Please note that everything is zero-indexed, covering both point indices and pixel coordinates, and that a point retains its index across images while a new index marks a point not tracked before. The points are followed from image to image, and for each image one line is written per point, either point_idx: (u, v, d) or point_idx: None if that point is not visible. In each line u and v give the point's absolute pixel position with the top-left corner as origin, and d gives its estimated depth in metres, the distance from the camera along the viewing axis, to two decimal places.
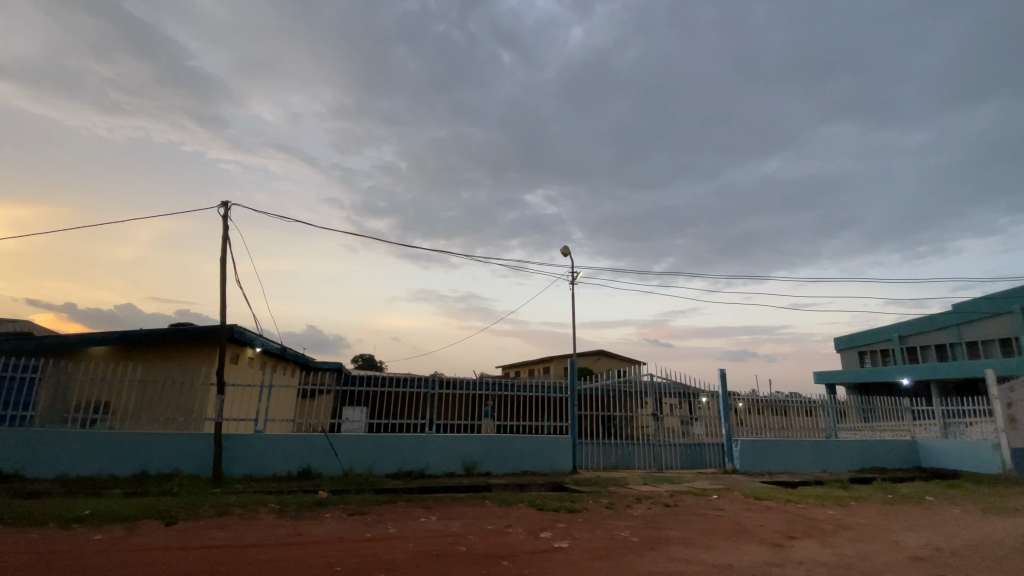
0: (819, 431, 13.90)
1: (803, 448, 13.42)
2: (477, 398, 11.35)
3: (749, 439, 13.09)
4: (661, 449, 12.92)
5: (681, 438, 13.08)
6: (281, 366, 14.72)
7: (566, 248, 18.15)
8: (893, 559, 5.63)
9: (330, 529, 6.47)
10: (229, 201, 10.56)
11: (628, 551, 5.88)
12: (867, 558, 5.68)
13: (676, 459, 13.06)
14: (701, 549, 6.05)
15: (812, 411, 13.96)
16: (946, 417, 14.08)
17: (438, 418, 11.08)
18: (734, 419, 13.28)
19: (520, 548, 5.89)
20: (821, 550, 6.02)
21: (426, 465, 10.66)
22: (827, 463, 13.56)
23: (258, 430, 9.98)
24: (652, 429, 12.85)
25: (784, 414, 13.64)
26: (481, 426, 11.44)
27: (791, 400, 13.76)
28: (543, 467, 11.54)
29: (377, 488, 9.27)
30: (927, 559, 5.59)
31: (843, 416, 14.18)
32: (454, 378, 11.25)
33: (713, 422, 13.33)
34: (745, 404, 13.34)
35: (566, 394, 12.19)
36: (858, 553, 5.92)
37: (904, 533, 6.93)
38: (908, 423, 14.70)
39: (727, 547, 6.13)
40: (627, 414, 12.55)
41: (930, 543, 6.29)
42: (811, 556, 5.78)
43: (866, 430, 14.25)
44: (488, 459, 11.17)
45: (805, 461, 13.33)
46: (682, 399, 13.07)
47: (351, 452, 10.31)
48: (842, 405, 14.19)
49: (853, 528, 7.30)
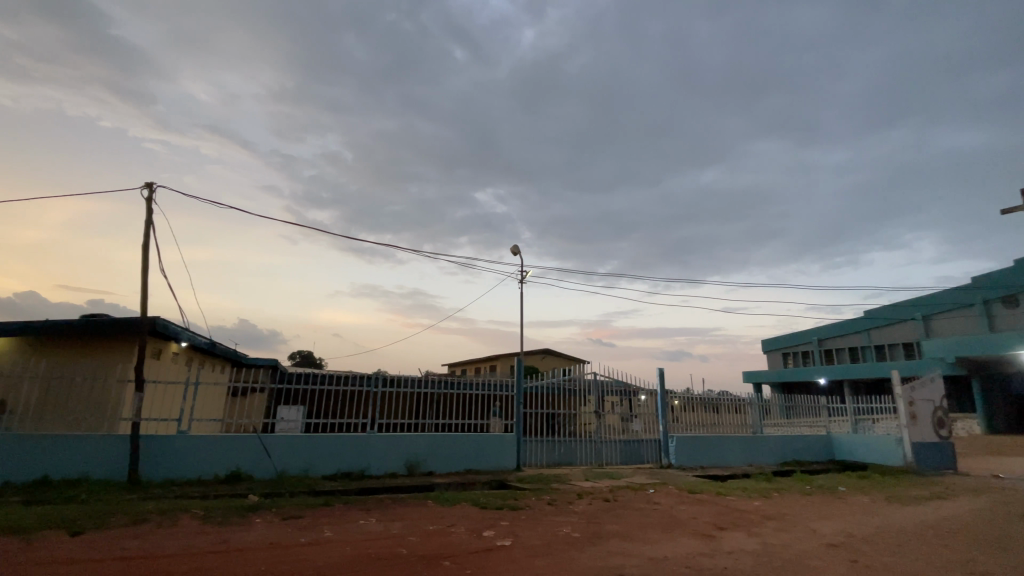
0: (746, 427, 14.84)
1: (732, 443, 14.23)
2: (421, 397, 11.14)
3: (684, 435, 13.75)
4: (602, 446, 13.21)
5: (621, 435, 13.42)
6: (209, 362, 13.75)
7: (516, 247, 18.09)
8: (811, 546, 6.05)
9: (259, 535, 6.07)
10: (154, 183, 9.70)
11: (568, 548, 5.95)
12: (789, 546, 6.06)
13: (616, 455, 13.38)
14: (637, 542, 6.22)
15: (740, 408, 14.88)
16: (856, 414, 15.35)
17: (380, 418, 10.77)
18: (670, 416, 13.93)
19: (461, 548, 5.81)
20: (747, 540, 6.37)
21: (367, 466, 10.33)
22: (754, 456, 14.45)
23: (182, 432, 9.26)
24: (594, 426, 13.11)
25: (715, 411, 14.47)
26: (425, 426, 11.22)
27: (722, 398, 14.63)
28: (486, 465, 11.48)
29: (313, 490, 8.86)
30: (840, 546, 6.05)
31: (767, 413, 15.20)
32: (399, 376, 11.00)
33: (651, 419, 13.84)
34: (680, 401, 14.07)
35: (512, 392, 12.19)
36: (780, 541, 6.31)
37: (819, 521, 7.50)
38: (824, 419, 15.91)
39: (663, 540, 6.35)
40: (570, 411, 12.79)
41: (842, 531, 6.82)
42: (738, 545, 6.10)
43: (787, 425, 15.33)
44: (431, 459, 10.97)
45: (735, 455, 14.14)
46: (622, 397, 13.47)
47: (286, 453, 9.78)
48: (768, 402, 15.20)
49: (777, 517, 7.79)
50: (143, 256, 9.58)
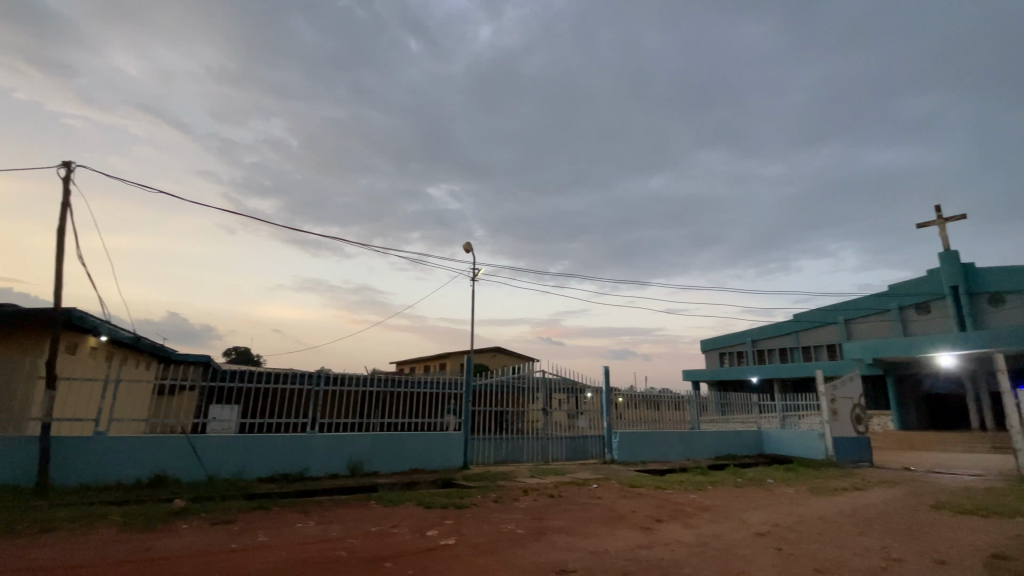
0: (684, 423, 15.51)
1: (671, 439, 14.82)
2: (366, 395, 10.84)
3: (627, 431, 14.21)
4: (549, 443, 13.36)
5: (567, 431, 13.65)
6: (132, 358, 12.75)
7: (469, 245, 17.92)
8: (741, 535, 6.40)
9: (186, 542, 5.69)
10: (72, 161, 8.86)
11: (512, 544, 5.97)
12: (721, 536, 6.38)
13: (562, 452, 13.56)
14: (579, 537, 6.35)
15: (680, 405, 15.54)
16: (784, 410, 16.41)
17: (322, 417, 10.39)
18: (614, 412, 14.34)
19: (404, 548, 5.70)
20: (683, 531, 6.65)
21: (307, 467, 9.94)
22: (691, 451, 15.11)
23: (100, 432, 8.53)
24: (541, 423, 13.26)
25: (657, 408, 15.04)
26: (370, 425, 10.93)
27: (663, 395, 15.24)
28: (433, 464, 11.33)
29: (247, 494, 8.41)
30: (767, 535, 6.44)
31: (705, 410, 15.96)
32: (343, 374, 10.65)
33: (596, 416, 14.19)
34: (624, 398, 14.51)
35: (461, 390, 12.10)
36: (713, 532, 6.64)
37: (748, 512, 7.96)
38: (756, 416, 16.90)
39: (605, 534, 6.51)
40: (518, 409, 12.87)
41: (768, 520, 7.27)
42: (674, 537, 6.35)
43: (722, 421, 16.18)
44: (375, 459, 10.70)
45: (674, 450, 14.73)
46: (569, 394, 13.72)
47: (218, 454, 9.23)
48: (705, 399, 15.97)
49: (710, 509, 8.18)
50: (58, 241, 8.73)
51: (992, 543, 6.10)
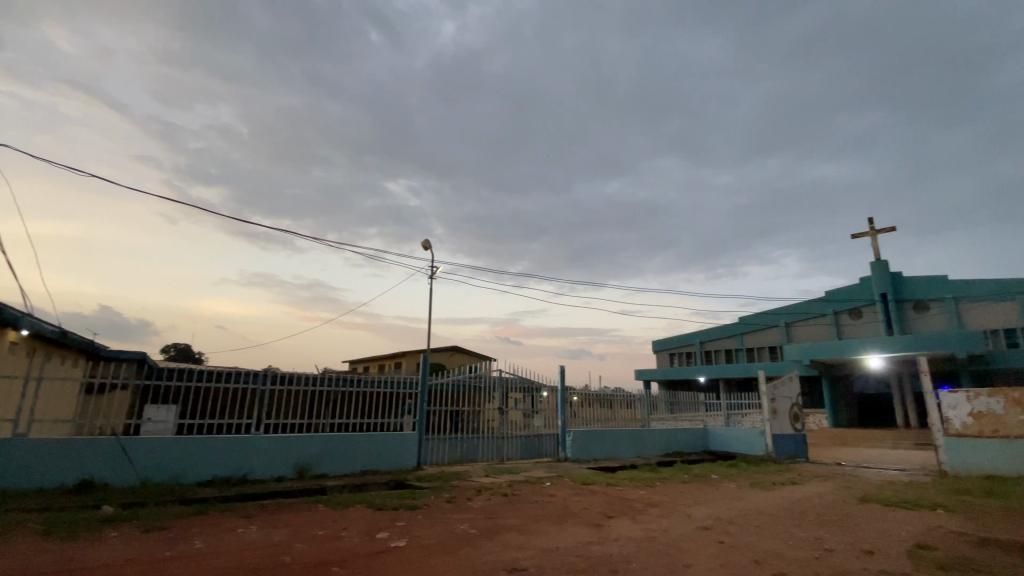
0: (635, 421, 15.93)
1: (623, 437, 15.20)
2: (316, 395, 10.49)
3: (581, 430, 14.45)
4: (504, 442, 13.37)
5: (522, 430, 13.71)
6: (57, 355, 11.77)
7: (427, 242, 17.70)
8: (686, 530, 6.64)
9: (114, 551, 5.31)
10: None
11: (464, 545, 5.93)
12: (667, 531, 6.59)
13: (516, 451, 13.61)
14: (532, 535, 6.39)
15: (632, 404, 15.96)
16: (729, 409, 17.17)
17: (268, 418, 9.97)
18: (569, 411, 14.55)
19: (353, 552, 5.55)
20: (632, 527, 6.83)
21: (251, 469, 9.50)
22: (641, 448, 15.54)
23: (17, 435, 7.80)
24: (497, 422, 13.25)
25: (610, 407, 15.38)
26: (320, 426, 10.57)
27: (616, 394, 15.60)
28: (385, 465, 11.10)
29: (184, 499, 7.94)
30: (710, 528, 6.71)
31: (655, 408, 16.47)
32: (292, 373, 10.27)
33: (551, 415, 14.34)
34: (579, 398, 14.76)
35: (416, 390, 11.92)
36: (660, 527, 6.85)
37: (694, 507, 8.27)
38: (702, 414, 17.59)
39: (556, 531, 6.59)
40: (474, 408, 12.82)
41: (712, 514, 7.57)
42: (624, 532, 6.51)
43: (670, 419, 16.75)
44: (324, 461, 10.36)
45: (625, 448, 15.11)
46: (525, 393, 13.80)
47: (153, 458, 8.66)
48: (655, 398, 16.47)
49: (658, 505, 8.44)
50: None
51: (912, 534, 6.60)
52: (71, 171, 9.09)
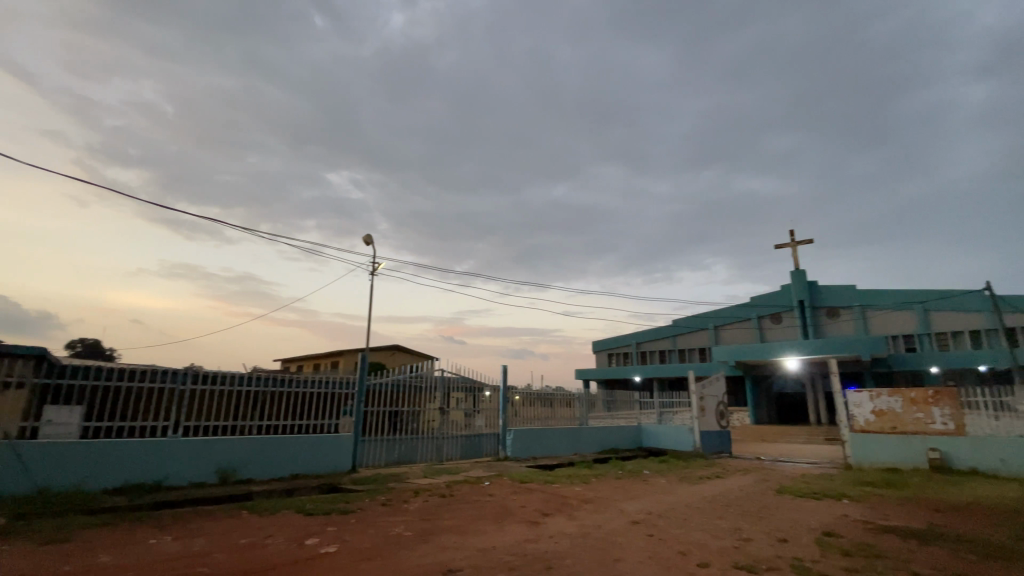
0: (574, 419, 16.28)
1: (562, 435, 15.48)
2: (243, 396, 9.88)
3: (521, 429, 14.58)
4: (444, 443, 13.21)
5: (463, 430, 13.61)
6: None
7: (369, 237, 17.17)
8: (619, 524, 6.86)
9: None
10: None
11: (398, 548, 5.79)
12: (601, 526, 6.78)
13: (456, 451, 13.49)
14: (469, 535, 6.35)
15: (571, 402, 16.31)
16: (661, 407, 17.95)
17: (189, 420, 9.27)
18: (510, 411, 14.63)
19: (280, 559, 5.27)
20: (568, 523, 6.97)
21: (167, 475, 8.79)
22: (579, 446, 15.90)
23: None
24: (437, 422, 13.07)
25: (550, 405, 15.63)
26: (247, 428, 9.97)
27: (556, 393, 15.87)
28: (317, 469, 10.64)
29: (88, 508, 7.20)
30: (641, 522, 6.97)
31: (593, 407, 16.92)
32: (218, 372, 9.63)
33: (492, 414, 14.35)
34: (520, 397, 14.89)
35: (353, 390, 11.53)
36: (594, 522, 7.04)
37: (626, 502, 8.56)
38: (637, 412, 18.27)
39: (493, 530, 6.59)
40: (414, 408, 12.58)
41: (643, 509, 7.88)
42: (559, 529, 6.62)
43: (607, 417, 17.27)
44: (251, 465, 9.77)
45: (563, 446, 15.41)
46: (467, 393, 13.72)
47: (51, 464, 7.79)
48: (593, 397, 16.93)
49: (593, 501, 8.67)
50: None
51: (820, 522, 7.19)
52: (11, 161, 7.87)
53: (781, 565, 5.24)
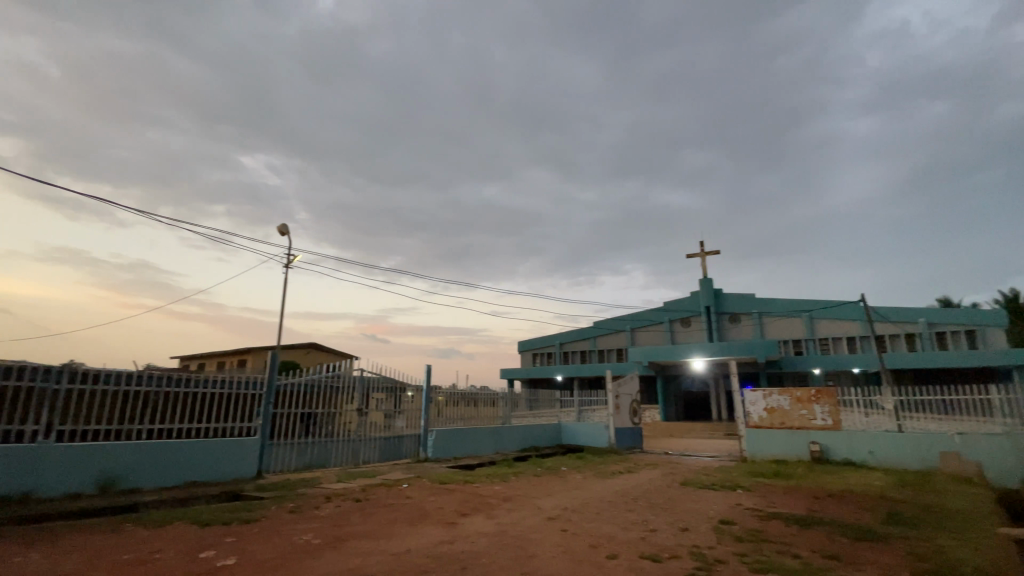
0: (496, 418, 16.38)
1: (484, 434, 15.50)
2: (132, 397, 8.88)
3: (443, 429, 14.41)
4: (361, 445, 12.70)
5: (382, 432, 13.18)
6: None
7: (285, 226, 16.04)
8: (536, 521, 6.99)
9: None
10: None
11: (305, 556, 5.47)
12: (517, 524, 6.86)
13: (374, 453, 13.02)
14: (383, 540, 6.15)
15: (494, 402, 16.39)
16: (581, 405, 18.57)
17: (62, 424, 8.17)
18: (432, 411, 14.42)
19: None
20: (485, 523, 6.98)
21: (31, 487, 7.66)
22: (500, 445, 16.00)
23: None
24: (355, 424, 12.54)
25: (473, 405, 15.59)
26: (135, 432, 8.97)
27: (480, 392, 15.87)
28: (217, 476, 9.79)
29: None
30: (557, 518, 7.15)
31: (516, 406, 17.13)
32: (101, 370, 8.58)
33: (414, 415, 14.05)
34: (444, 397, 14.72)
35: (261, 391, 10.76)
36: (511, 520, 7.11)
37: (543, 499, 8.75)
38: (558, 410, 18.77)
39: (409, 533, 6.44)
40: (331, 409, 11.98)
41: (559, 505, 8.09)
42: (476, 529, 6.61)
43: (528, 416, 17.57)
44: (138, 473, 8.78)
45: (485, 445, 15.43)
46: (389, 393, 13.31)
47: None
48: (516, 396, 17.15)
49: (511, 499, 8.77)
50: None
51: (717, 511, 7.79)
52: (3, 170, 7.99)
53: (682, 553, 5.61)
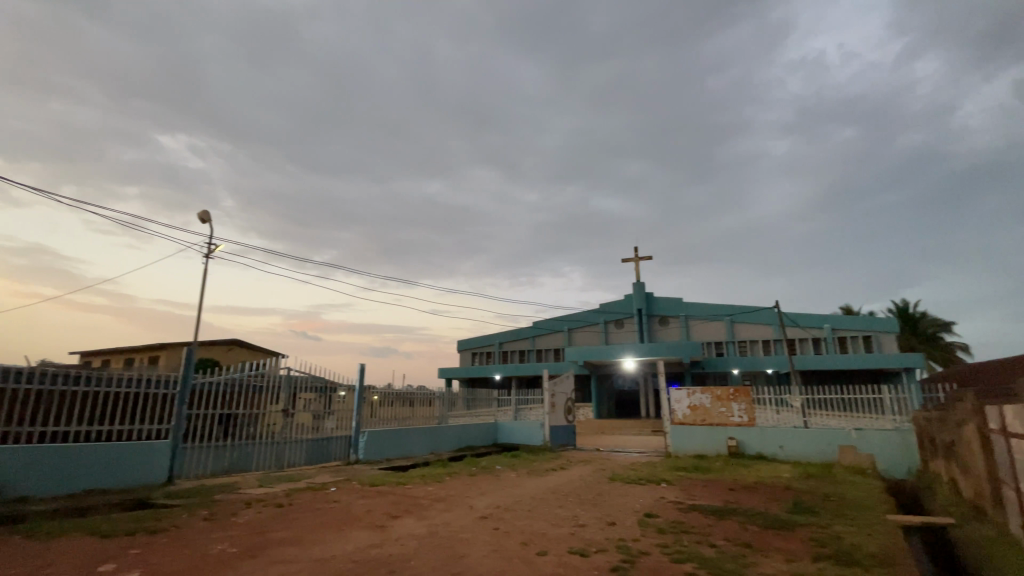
0: (432, 418, 16.17)
1: (418, 435, 15.24)
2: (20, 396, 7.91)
3: (376, 430, 14.01)
4: (286, 447, 12.06)
5: (310, 433, 12.60)
6: None
7: (207, 214, 14.89)
8: (468, 521, 6.96)
9: None
10: None
11: (220, 567, 5.11)
12: (449, 525, 6.80)
13: (301, 456, 12.40)
14: (307, 546, 5.88)
15: (430, 401, 16.17)
16: (517, 404, 18.75)
17: None
18: (365, 411, 13.98)
19: None
20: (416, 525, 6.86)
21: None
22: (435, 445, 15.79)
23: None
24: (280, 426, 11.88)
25: (408, 405, 15.29)
26: (22, 436, 7.99)
27: (416, 392, 15.59)
28: (120, 483, 8.93)
29: None
30: (489, 517, 7.16)
31: (452, 406, 16.99)
32: None
33: (345, 415, 13.56)
34: (379, 397, 14.32)
35: (176, 390, 9.95)
36: (443, 521, 7.03)
37: (476, 498, 8.73)
38: (494, 409, 18.84)
39: (335, 538, 6.19)
40: (254, 411, 11.27)
41: (492, 504, 8.11)
42: (407, 531, 6.48)
43: (465, 415, 17.49)
44: (24, 481, 7.82)
45: (419, 446, 15.17)
46: (319, 393, 12.74)
47: None
48: (453, 396, 17.02)
49: (443, 500, 8.68)
50: None
51: (642, 505, 8.14)
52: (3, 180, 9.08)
53: (608, 546, 5.80)
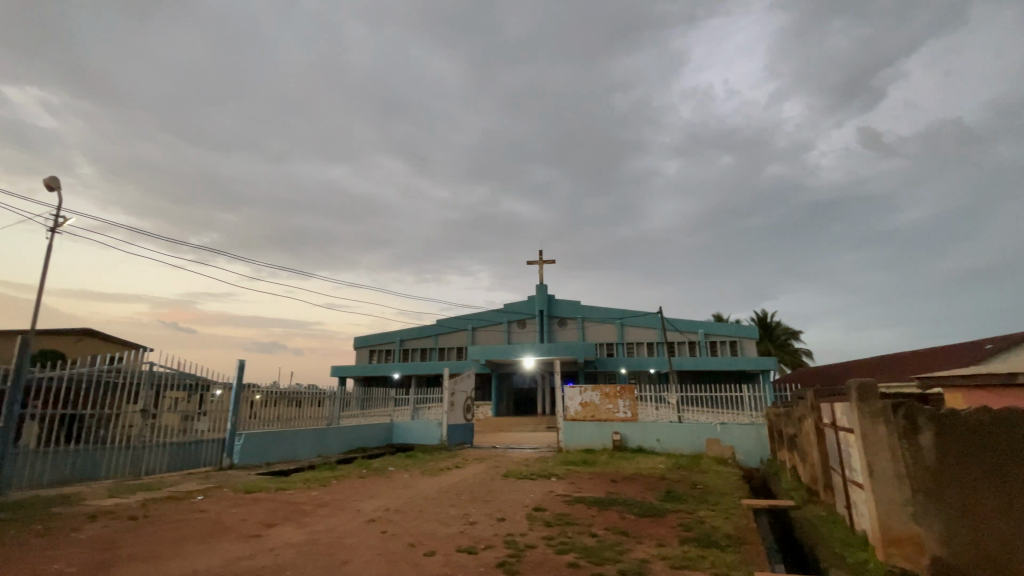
0: (322, 419, 15.29)
1: (306, 436, 14.30)
2: None
3: (255, 432, 12.90)
4: (146, 453, 10.62)
5: (176, 437, 11.25)
6: None
7: (53, 182, 12.62)
8: (354, 525, 6.66)
9: None
10: None
11: None
12: (332, 530, 6.46)
13: (162, 462, 10.95)
14: (164, 562, 5.22)
15: (321, 401, 15.31)
16: (415, 403, 18.38)
17: None
18: (244, 412, 12.84)
19: None
20: (294, 532, 6.40)
21: None
22: (324, 447, 14.89)
23: None
24: (138, 428, 10.41)
25: (294, 405, 14.30)
26: None
27: (304, 391, 14.62)
28: None
29: None
30: (377, 520, 6.92)
31: (345, 405, 16.21)
32: None
33: (220, 416, 12.33)
34: (262, 396, 13.26)
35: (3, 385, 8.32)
36: (325, 527, 6.65)
37: (363, 501, 8.38)
38: (391, 408, 18.31)
39: (200, 552, 5.58)
40: (107, 411, 9.78)
41: (380, 506, 7.85)
42: (283, 540, 6.02)
43: (358, 415, 16.77)
44: None
45: (305, 448, 14.21)
46: (189, 392, 11.44)
47: None
48: (347, 395, 16.27)
49: (328, 504, 8.21)
50: None
51: (532, 499, 8.39)
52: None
53: (496, 542, 5.89)
